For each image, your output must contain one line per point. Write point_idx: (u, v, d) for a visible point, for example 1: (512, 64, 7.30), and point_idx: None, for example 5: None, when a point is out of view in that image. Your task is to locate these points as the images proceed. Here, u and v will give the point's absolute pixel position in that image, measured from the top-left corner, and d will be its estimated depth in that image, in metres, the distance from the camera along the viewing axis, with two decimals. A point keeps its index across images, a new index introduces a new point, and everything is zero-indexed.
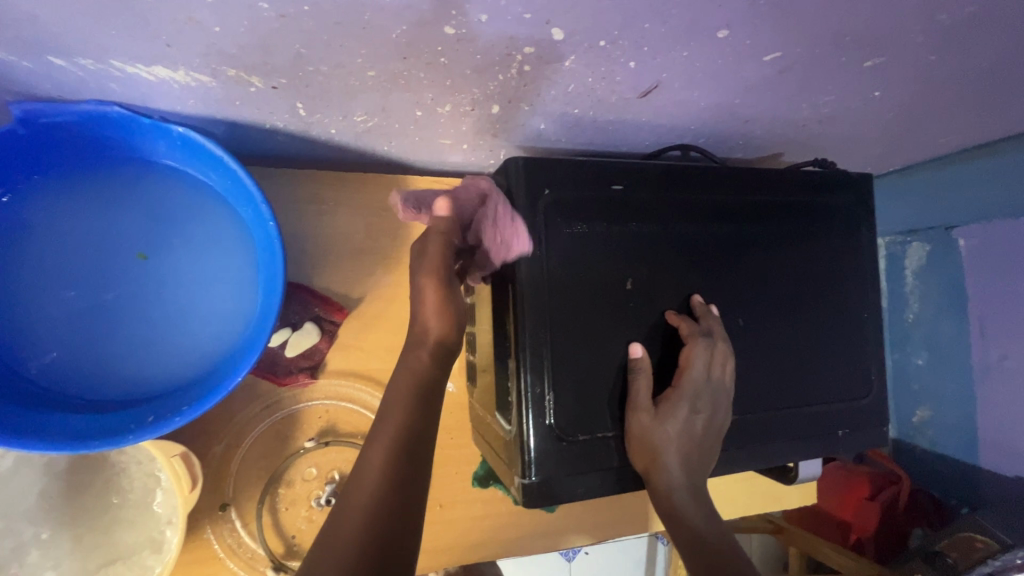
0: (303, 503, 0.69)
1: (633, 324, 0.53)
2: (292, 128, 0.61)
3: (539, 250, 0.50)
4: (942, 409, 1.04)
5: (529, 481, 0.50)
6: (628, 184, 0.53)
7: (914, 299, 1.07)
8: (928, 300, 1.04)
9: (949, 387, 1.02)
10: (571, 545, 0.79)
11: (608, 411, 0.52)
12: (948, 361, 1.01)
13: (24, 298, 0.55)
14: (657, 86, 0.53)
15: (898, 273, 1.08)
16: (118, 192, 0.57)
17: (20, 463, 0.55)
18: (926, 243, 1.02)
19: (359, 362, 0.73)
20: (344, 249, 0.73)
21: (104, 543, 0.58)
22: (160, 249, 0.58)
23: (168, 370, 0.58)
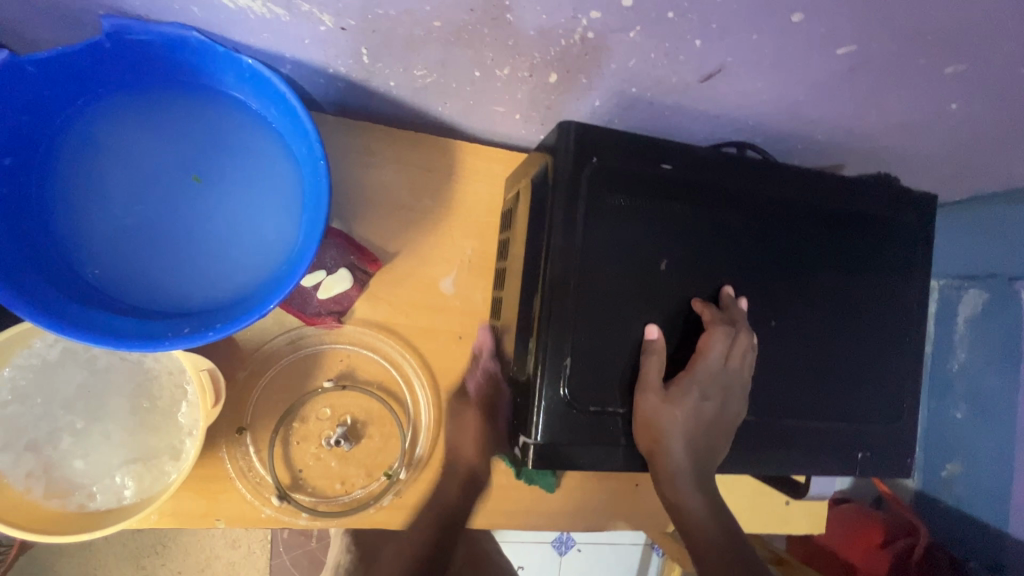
0: (313, 440, 0.71)
1: (659, 305, 0.52)
2: (353, 76, 0.63)
3: (576, 216, 0.50)
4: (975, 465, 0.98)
5: (534, 442, 0.50)
6: (677, 164, 0.53)
7: (961, 348, 1.00)
8: (975, 351, 0.97)
9: (986, 441, 0.97)
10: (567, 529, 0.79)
11: (620, 388, 0.51)
12: (989, 412, 0.96)
13: (89, 201, 0.58)
14: (719, 71, 0.52)
15: (947, 319, 1.01)
16: (185, 116, 0.60)
17: (66, 354, 0.59)
18: (983, 291, 0.95)
19: (384, 315, 0.74)
20: (387, 203, 0.75)
21: (127, 444, 0.61)
22: (216, 175, 0.61)
23: (207, 289, 0.60)
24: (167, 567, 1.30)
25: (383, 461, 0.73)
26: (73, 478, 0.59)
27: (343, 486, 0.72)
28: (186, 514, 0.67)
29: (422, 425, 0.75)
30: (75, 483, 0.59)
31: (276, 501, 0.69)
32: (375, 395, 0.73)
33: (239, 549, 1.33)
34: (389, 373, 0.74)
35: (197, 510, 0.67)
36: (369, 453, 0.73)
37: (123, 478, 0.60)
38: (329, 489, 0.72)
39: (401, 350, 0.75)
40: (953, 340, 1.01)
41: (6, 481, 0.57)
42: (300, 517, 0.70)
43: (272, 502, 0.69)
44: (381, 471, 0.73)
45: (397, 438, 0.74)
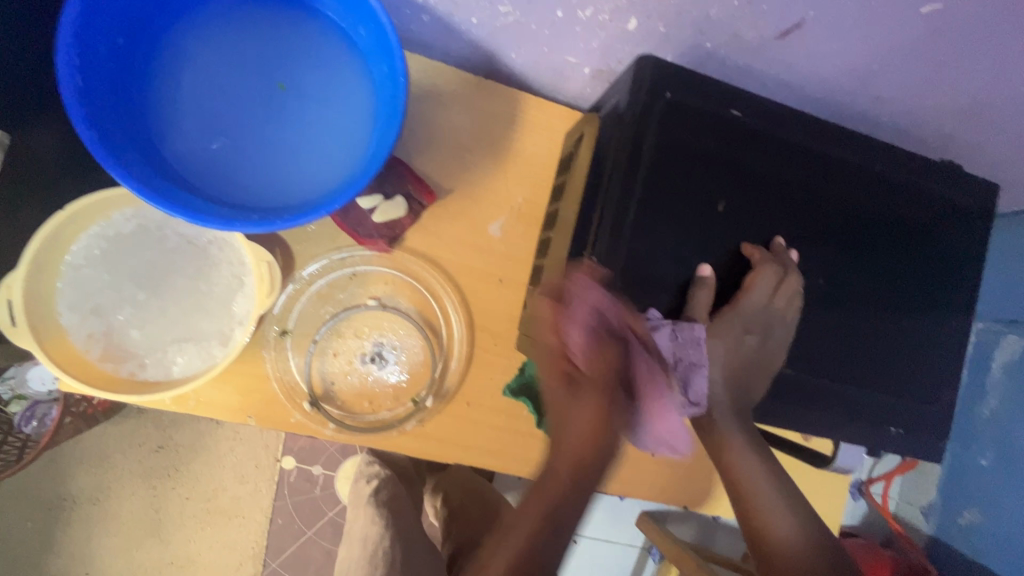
0: (349, 356, 0.74)
1: (710, 245, 0.54)
2: (438, 8, 0.66)
3: (643, 146, 0.52)
4: (997, 515, 1.04)
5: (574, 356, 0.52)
6: (746, 113, 0.55)
7: (994, 396, 1.05)
8: (1007, 399, 1.02)
9: (1014, 490, 1.01)
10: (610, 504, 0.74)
11: (663, 318, 0.53)
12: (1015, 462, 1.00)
13: (182, 89, 0.62)
14: (797, 27, 0.53)
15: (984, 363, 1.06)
16: (279, 24, 0.64)
17: (140, 230, 0.63)
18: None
19: (431, 248, 0.77)
20: (448, 141, 0.78)
21: (183, 323, 0.64)
22: (300, 84, 0.65)
23: (276, 188, 0.63)
24: (175, 491, 1.33)
25: (412, 387, 0.76)
26: (129, 346, 0.62)
27: (371, 405, 0.75)
28: (221, 406, 0.69)
29: (453, 357, 0.77)
30: (130, 352, 0.62)
31: (308, 408, 0.72)
32: (413, 320, 0.76)
33: (246, 486, 1.35)
34: (428, 304, 0.77)
35: (233, 405, 0.70)
36: (399, 376, 0.76)
37: (175, 355, 0.63)
38: (357, 406, 0.74)
39: (442, 283, 0.77)
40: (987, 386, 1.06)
41: (69, 338, 0.60)
42: (327, 428, 0.72)
43: (303, 408, 0.72)
44: (408, 398, 0.75)
45: (427, 366, 0.76)
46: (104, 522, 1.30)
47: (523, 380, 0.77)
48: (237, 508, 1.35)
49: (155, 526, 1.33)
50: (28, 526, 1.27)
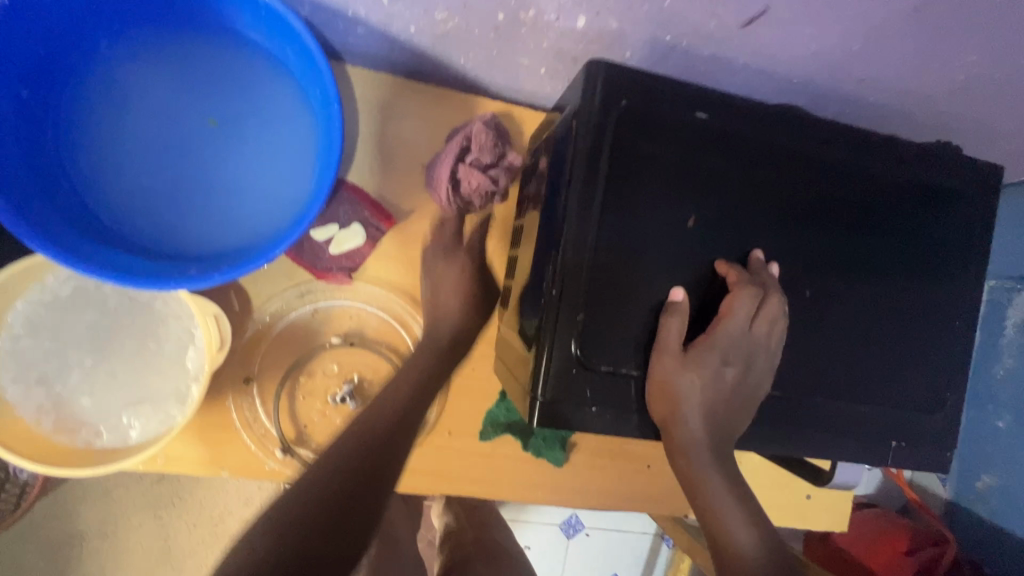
0: (319, 396, 0.71)
1: (682, 265, 0.49)
2: (373, 19, 0.60)
3: (600, 163, 0.47)
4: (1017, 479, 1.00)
5: (539, 400, 0.48)
6: (713, 113, 0.49)
7: (1010, 355, 1.01)
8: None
9: None
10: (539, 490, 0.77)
11: (636, 350, 0.49)
12: None
13: (105, 138, 0.58)
14: (763, 14, 0.47)
15: (997, 325, 1.03)
16: (200, 55, 0.58)
17: (78, 292, 0.59)
18: None
19: (396, 275, 0.73)
20: (403, 158, 0.72)
21: (135, 385, 0.61)
22: (233, 118, 0.60)
23: (218, 235, 0.59)
24: (182, 519, 1.33)
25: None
26: (81, 414, 0.59)
27: None
28: (190, 462, 0.67)
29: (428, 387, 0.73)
30: (84, 420, 0.59)
31: (280, 455, 0.68)
32: (384, 354, 0.73)
33: (252, 508, 1.35)
34: (398, 334, 0.74)
35: (202, 458, 0.67)
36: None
37: (130, 419, 0.60)
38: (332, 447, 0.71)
39: (408, 314, 0.73)
40: (1002, 344, 1.02)
41: (17, 413, 0.58)
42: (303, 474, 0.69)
43: (276, 456, 0.69)
44: None
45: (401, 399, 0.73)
46: (116, 556, 1.31)
47: (496, 413, 0.74)
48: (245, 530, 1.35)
49: (166, 554, 1.33)
50: (41, 565, 1.28)
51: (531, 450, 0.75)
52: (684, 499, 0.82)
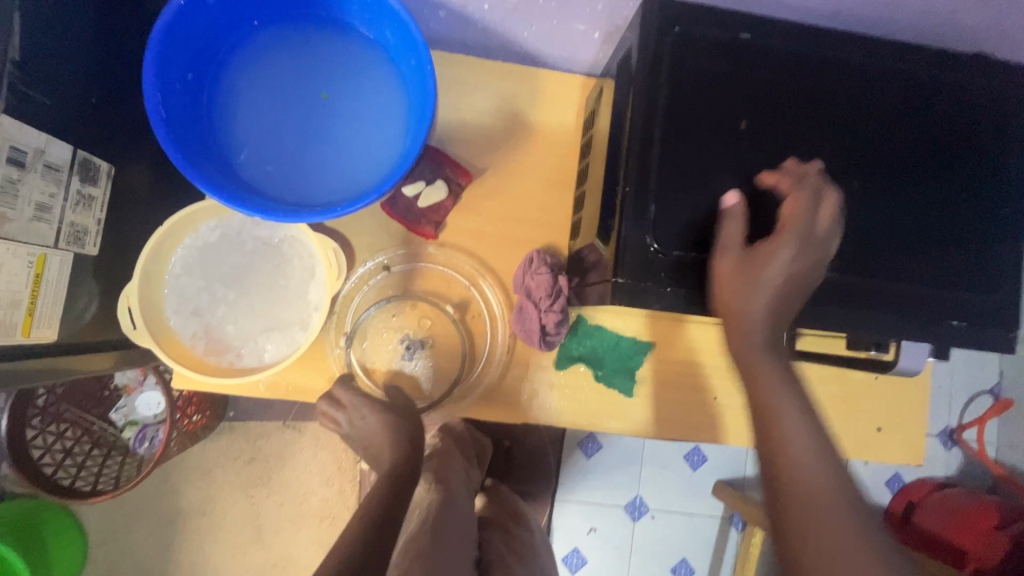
0: (395, 330, 0.81)
1: (738, 164, 0.56)
2: (454, 1, 0.73)
3: (660, 79, 0.56)
4: None
5: (620, 281, 0.55)
6: (755, 34, 0.57)
7: None
8: None
9: None
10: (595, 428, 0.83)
11: (702, 236, 0.56)
12: None
13: (243, 111, 0.70)
14: None
15: None
16: (316, 41, 0.72)
17: (222, 237, 0.71)
18: None
19: (475, 225, 0.82)
20: (478, 123, 0.83)
21: (268, 315, 0.72)
22: (342, 90, 0.72)
23: (332, 186, 0.71)
24: (272, 498, 1.44)
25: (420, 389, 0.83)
26: (227, 339, 0.71)
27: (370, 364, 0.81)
28: (308, 388, 0.77)
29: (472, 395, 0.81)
30: (228, 344, 0.71)
31: (342, 342, 0.79)
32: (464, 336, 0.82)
33: (332, 488, 1.45)
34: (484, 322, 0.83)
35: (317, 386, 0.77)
36: (412, 374, 0.82)
37: (265, 342, 0.72)
38: (388, 385, 0.82)
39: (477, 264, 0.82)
40: None
41: (178, 337, 0.70)
42: (331, 360, 0.79)
43: (339, 343, 0.79)
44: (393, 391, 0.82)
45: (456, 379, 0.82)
46: (214, 532, 1.42)
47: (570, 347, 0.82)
48: (327, 509, 1.45)
49: (257, 532, 1.44)
50: (150, 540, 1.41)
51: (603, 379, 0.83)
52: (752, 429, 0.86)
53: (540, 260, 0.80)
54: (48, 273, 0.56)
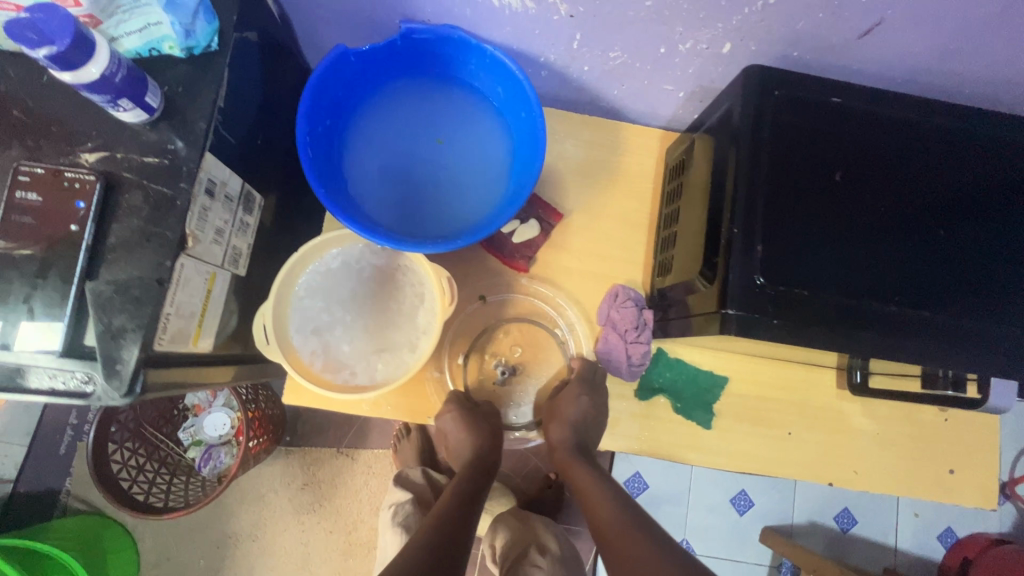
0: (491, 355, 0.88)
1: (836, 211, 0.62)
2: (557, 62, 0.82)
3: (762, 135, 0.63)
4: None
5: (730, 312, 0.60)
6: (845, 98, 0.64)
7: None
8: None
9: None
10: (674, 458, 0.86)
11: (806, 275, 0.61)
12: None
13: (369, 153, 0.80)
14: (879, 25, 0.64)
15: None
16: (436, 95, 0.81)
17: (343, 264, 0.78)
18: None
19: (562, 260, 0.89)
20: (567, 169, 0.91)
21: (379, 337, 0.78)
22: (455, 138, 0.81)
23: (443, 222, 0.79)
24: (321, 526, 1.45)
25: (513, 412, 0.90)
26: (341, 358, 0.77)
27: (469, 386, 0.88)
28: (405, 409, 0.83)
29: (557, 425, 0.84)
30: (343, 363, 0.77)
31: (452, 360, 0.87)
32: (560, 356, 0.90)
33: None
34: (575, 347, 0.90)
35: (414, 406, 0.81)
36: (507, 397, 0.89)
37: (376, 362, 0.77)
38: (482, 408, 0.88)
39: (564, 297, 0.88)
40: None
41: (298, 354, 0.75)
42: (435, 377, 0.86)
43: (446, 363, 0.87)
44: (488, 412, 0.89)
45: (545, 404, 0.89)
46: (264, 558, 1.43)
47: (649, 378, 0.87)
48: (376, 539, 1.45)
49: (305, 560, 1.44)
50: (201, 563, 1.42)
51: (682, 411, 0.86)
52: (825, 464, 0.88)
53: (625, 295, 0.86)
54: (215, 290, 0.63)
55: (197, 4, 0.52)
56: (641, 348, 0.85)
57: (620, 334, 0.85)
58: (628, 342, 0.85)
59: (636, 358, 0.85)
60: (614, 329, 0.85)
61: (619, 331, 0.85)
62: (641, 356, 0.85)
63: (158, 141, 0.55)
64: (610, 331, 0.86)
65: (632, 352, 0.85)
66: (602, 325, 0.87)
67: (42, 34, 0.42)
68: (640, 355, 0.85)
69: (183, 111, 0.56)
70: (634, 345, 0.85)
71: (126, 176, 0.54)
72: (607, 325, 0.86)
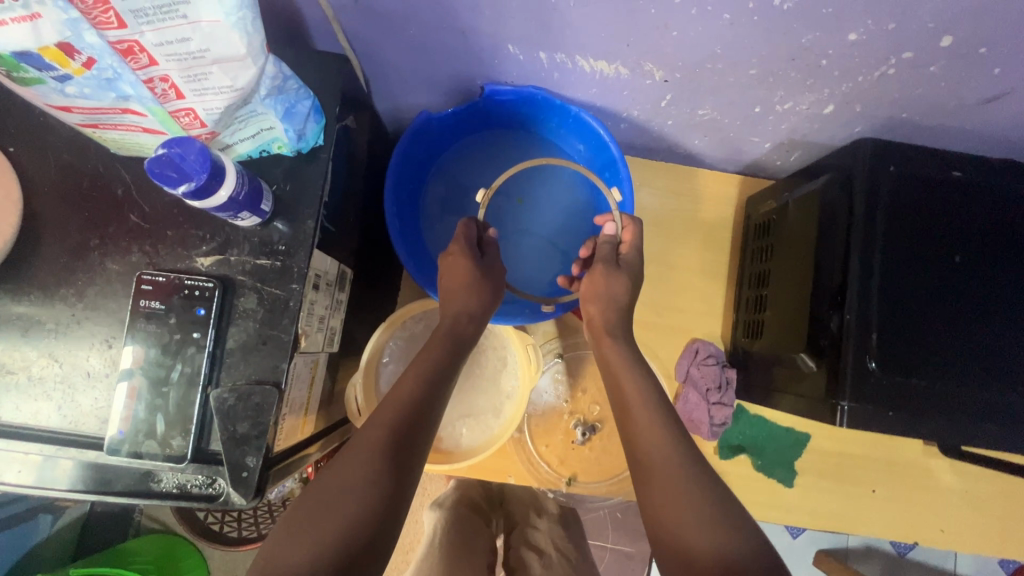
0: (568, 414, 0.85)
1: (956, 293, 0.60)
2: (639, 117, 0.79)
3: (876, 214, 0.61)
4: None
5: (845, 403, 0.59)
6: (964, 171, 0.62)
7: None
8: None
9: None
10: (753, 516, 0.85)
11: (927, 365, 0.59)
12: None
13: (452, 212, 0.84)
14: (1006, 93, 0.59)
15: None
16: (516, 154, 0.85)
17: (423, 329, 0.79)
18: None
19: (639, 314, 0.88)
20: (642, 219, 0.89)
21: (463, 401, 0.79)
22: (534, 197, 0.85)
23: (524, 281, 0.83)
24: None
25: (592, 472, 0.85)
26: None
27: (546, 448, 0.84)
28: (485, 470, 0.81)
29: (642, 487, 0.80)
30: None
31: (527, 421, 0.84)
32: None
33: None
34: None
35: (495, 466, 0.80)
36: (586, 458, 0.85)
37: (460, 427, 0.78)
38: (561, 470, 0.84)
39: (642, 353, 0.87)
40: None
41: None
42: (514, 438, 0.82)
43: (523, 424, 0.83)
44: (566, 474, 0.84)
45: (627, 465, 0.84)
46: None
47: (730, 435, 0.85)
48: None
49: None
50: None
51: (762, 466, 0.85)
52: (909, 523, 0.86)
53: (705, 351, 0.86)
54: (316, 375, 0.64)
55: (310, 108, 0.52)
56: (722, 406, 0.83)
57: (700, 391, 0.84)
58: (709, 398, 0.84)
59: (716, 416, 0.84)
60: (694, 384, 0.85)
61: (699, 387, 0.84)
62: (722, 414, 0.84)
63: (269, 242, 0.55)
64: (690, 387, 0.85)
65: (713, 410, 0.84)
66: (681, 380, 0.86)
67: (182, 171, 0.43)
68: (722, 413, 0.84)
69: (291, 210, 0.56)
70: (716, 403, 0.84)
71: (240, 279, 0.54)
72: (687, 380, 0.85)
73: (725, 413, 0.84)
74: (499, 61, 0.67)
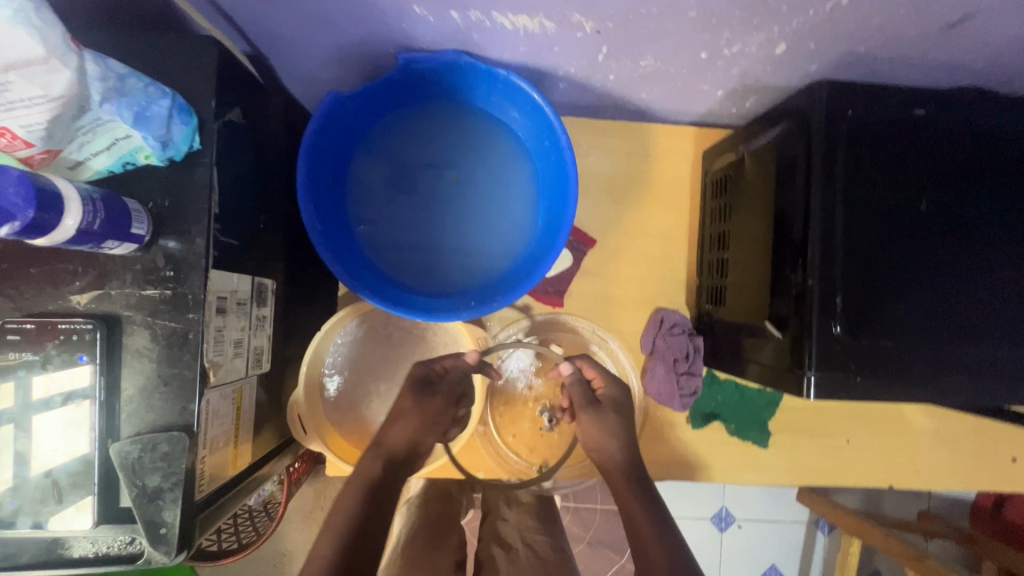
0: (533, 400, 0.81)
1: (922, 245, 0.55)
2: (577, 74, 0.71)
3: (836, 164, 0.55)
4: None
5: (811, 373, 0.55)
6: (928, 109, 0.56)
7: None
8: None
9: None
10: (730, 480, 0.84)
11: (894, 326, 0.55)
12: None
13: (380, 201, 0.75)
14: (970, 16, 0.53)
15: None
16: (446, 125, 0.75)
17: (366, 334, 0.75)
18: None
19: (599, 288, 0.83)
20: (594, 185, 0.83)
21: None
22: (471, 174, 0.76)
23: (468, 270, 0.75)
24: None
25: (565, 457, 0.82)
26: None
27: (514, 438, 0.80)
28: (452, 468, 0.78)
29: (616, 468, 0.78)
30: None
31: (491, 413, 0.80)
32: None
33: None
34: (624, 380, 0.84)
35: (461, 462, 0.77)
36: (557, 442, 0.81)
37: None
38: (532, 458, 0.81)
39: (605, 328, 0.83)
40: None
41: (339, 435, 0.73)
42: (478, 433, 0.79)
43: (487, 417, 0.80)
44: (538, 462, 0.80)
45: None
46: None
47: (701, 404, 0.83)
48: None
49: None
50: None
51: (736, 431, 0.83)
52: (884, 469, 0.86)
53: (670, 320, 0.81)
54: (244, 403, 0.58)
55: (168, 108, 0.46)
56: (691, 376, 0.80)
57: (667, 362, 0.80)
58: (676, 369, 0.81)
59: (686, 386, 0.81)
60: (660, 356, 0.81)
61: (665, 359, 0.81)
62: (692, 384, 0.81)
63: (154, 269, 0.48)
64: (656, 359, 0.81)
65: (682, 380, 0.81)
66: (646, 352, 0.82)
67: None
68: (691, 383, 0.81)
69: (177, 230, 0.48)
70: (684, 373, 0.81)
71: (127, 314, 0.48)
72: (653, 353, 0.82)
73: (694, 382, 0.81)
74: (407, 25, 0.59)
